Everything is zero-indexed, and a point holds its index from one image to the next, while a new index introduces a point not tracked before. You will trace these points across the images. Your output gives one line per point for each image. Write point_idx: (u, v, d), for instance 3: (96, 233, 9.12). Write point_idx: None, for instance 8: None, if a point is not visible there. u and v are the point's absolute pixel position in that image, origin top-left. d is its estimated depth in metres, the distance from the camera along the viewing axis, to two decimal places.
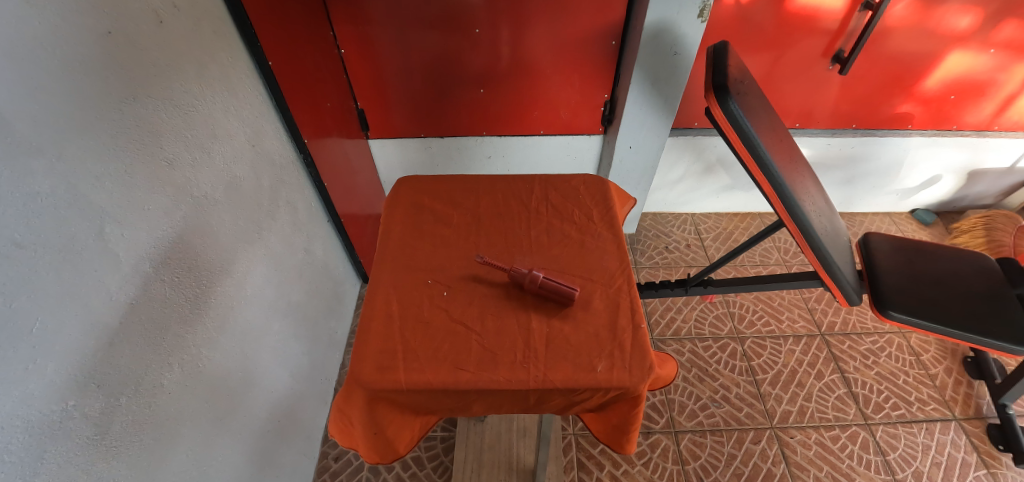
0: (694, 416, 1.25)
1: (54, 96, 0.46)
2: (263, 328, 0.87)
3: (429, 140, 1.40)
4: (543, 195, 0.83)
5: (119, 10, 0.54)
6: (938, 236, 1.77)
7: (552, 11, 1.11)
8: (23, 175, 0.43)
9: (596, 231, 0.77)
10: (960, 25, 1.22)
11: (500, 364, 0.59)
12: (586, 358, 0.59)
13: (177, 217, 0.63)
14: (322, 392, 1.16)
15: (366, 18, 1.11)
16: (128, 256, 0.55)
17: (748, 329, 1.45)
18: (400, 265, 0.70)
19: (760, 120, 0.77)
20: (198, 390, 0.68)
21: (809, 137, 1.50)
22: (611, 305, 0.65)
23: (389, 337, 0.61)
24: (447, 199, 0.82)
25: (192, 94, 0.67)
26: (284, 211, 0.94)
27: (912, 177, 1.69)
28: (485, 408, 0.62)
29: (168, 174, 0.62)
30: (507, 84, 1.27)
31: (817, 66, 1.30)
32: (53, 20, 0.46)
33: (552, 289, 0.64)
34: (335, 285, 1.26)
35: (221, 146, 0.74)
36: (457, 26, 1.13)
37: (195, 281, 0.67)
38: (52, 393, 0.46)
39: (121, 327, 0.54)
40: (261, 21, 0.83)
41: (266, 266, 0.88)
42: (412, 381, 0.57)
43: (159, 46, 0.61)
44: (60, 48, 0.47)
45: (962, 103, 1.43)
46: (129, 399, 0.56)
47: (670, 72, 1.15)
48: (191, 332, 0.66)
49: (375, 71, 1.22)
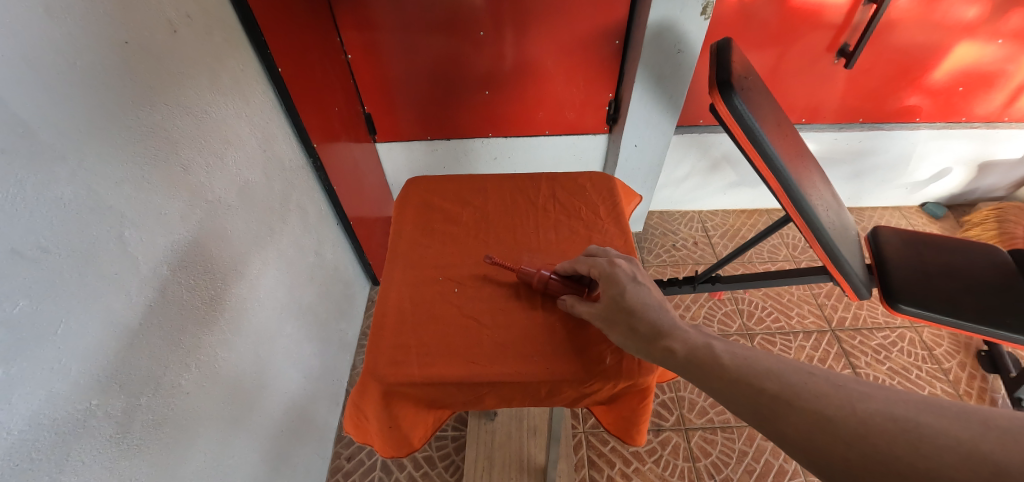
0: (704, 413, 1.25)
1: (76, 105, 0.48)
2: (276, 330, 0.88)
3: (436, 143, 1.42)
4: (550, 192, 0.84)
5: (135, 22, 0.56)
6: (950, 230, 1.74)
7: (555, 12, 1.12)
8: (45, 181, 0.45)
9: (604, 227, 0.77)
10: (967, 16, 1.22)
11: (511, 357, 0.59)
12: (595, 350, 0.60)
13: (192, 221, 0.65)
14: (334, 393, 1.17)
15: (372, 23, 1.12)
16: (146, 260, 0.57)
17: (758, 326, 1.44)
18: (411, 262, 0.71)
19: (765, 116, 0.77)
20: (215, 390, 0.69)
21: (815, 132, 1.49)
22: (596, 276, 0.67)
23: (402, 332, 0.62)
24: (455, 198, 0.83)
25: (206, 101, 0.68)
26: (294, 214, 0.96)
27: (922, 170, 1.67)
28: (496, 402, 0.62)
29: (183, 179, 0.64)
30: (511, 86, 1.28)
31: (822, 60, 1.30)
32: (73, 31, 0.48)
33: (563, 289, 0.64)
34: (345, 287, 1.28)
35: (234, 151, 0.75)
36: (461, 29, 1.14)
37: (210, 284, 0.68)
38: (75, 392, 0.48)
39: (140, 329, 0.56)
40: (270, 28, 0.84)
41: (277, 268, 0.89)
42: (426, 375, 0.58)
43: (174, 54, 0.62)
44: (80, 59, 0.48)
45: (972, 94, 1.42)
46: (148, 400, 0.57)
47: (674, 69, 1.15)
48: (207, 334, 0.68)
49: (382, 75, 1.23)
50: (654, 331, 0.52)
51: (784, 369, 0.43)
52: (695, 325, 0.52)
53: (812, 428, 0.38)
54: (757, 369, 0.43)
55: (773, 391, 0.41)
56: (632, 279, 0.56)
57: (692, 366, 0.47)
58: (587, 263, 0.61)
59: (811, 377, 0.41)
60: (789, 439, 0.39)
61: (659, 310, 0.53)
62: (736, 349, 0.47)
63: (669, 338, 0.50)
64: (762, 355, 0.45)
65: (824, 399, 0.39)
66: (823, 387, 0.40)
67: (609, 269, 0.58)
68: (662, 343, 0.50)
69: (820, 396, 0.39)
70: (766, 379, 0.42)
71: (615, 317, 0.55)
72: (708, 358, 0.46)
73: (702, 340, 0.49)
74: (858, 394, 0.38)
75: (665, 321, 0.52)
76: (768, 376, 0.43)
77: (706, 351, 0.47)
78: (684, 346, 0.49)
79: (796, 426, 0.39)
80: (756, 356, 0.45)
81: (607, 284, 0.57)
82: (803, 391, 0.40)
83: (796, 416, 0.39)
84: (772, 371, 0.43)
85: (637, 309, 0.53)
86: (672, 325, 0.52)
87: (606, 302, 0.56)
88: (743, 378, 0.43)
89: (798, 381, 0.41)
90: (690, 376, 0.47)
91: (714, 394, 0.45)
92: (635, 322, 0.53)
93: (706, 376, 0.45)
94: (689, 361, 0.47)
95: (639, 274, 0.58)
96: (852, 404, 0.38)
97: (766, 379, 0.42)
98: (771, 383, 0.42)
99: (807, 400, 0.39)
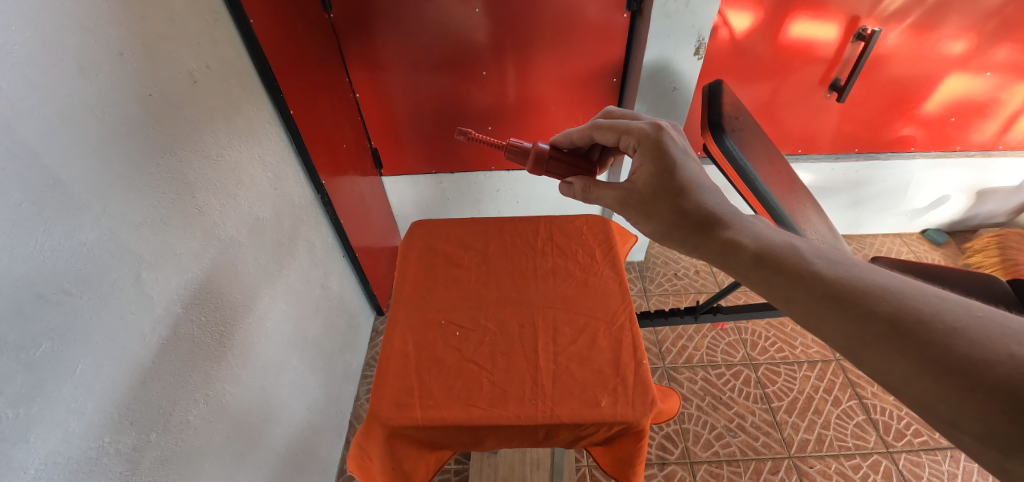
0: (709, 445, 1.23)
1: (103, 157, 0.51)
2: (282, 363, 0.90)
3: (440, 176, 1.46)
4: (548, 235, 0.86)
5: (159, 75, 0.59)
6: (952, 256, 1.75)
7: (554, 51, 1.16)
8: (71, 228, 0.47)
9: (600, 269, 0.79)
10: (955, 49, 1.25)
11: (510, 400, 0.61)
12: (591, 393, 0.61)
13: (205, 259, 0.67)
14: (337, 425, 1.17)
15: (379, 65, 1.17)
16: (161, 299, 0.59)
17: (762, 355, 1.43)
18: (415, 305, 0.73)
19: (757, 155, 0.80)
20: (221, 425, 0.70)
21: (811, 162, 1.52)
22: (599, 155, 0.79)
23: (406, 374, 0.64)
24: (457, 240, 0.85)
25: (222, 145, 0.72)
26: (302, 248, 0.99)
27: (920, 197, 1.69)
28: (496, 443, 0.63)
29: (198, 219, 0.66)
30: (514, 119, 1.32)
31: (816, 93, 1.34)
32: (103, 87, 0.51)
33: (562, 170, 0.74)
34: (349, 319, 1.29)
35: (246, 191, 0.79)
36: (465, 67, 1.19)
37: (219, 319, 0.70)
38: (89, 430, 0.49)
39: (153, 366, 0.58)
40: (284, 73, 0.89)
41: (285, 303, 0.92)
42: (428, 418, 0.59)
43: (194, 103, 0.66)
44: (108, 112, 0.52)
45: (965, 123, 1.45)
46: (157, 435, 0.58)
47: (670, 105, 1.20)
48: (215, 369, 0.69)
49: (388, 113, 1.28)
50: (711, 222, 0.53)
51: (906, 293, 0.38)
52: (757, 219, 0.53)
53: (944, 369, 0.33)
54: (867, 290, 0.39)
55: (890, 317, 0.37)
56: (682, 154, 0.59)
57: (762, 259, 0.46)
58: (633, 136, 0.64)
59: (944, 305, 0.36)
60: (895, 373, 0.36)
61: (710, 192, 0.56)
62: (835, 259, 0.43)
63: (729, 229, 0.51)
64: (875, 272, 0.41)
65: (967, 337, 0.34)
66: (965, 323, 0.34)
67: (658, 137, 0.61)
68: (721, 235, 0.51)
69: (960, 331, 0.34)
70: (880, 301, 0.38)
71: (663, 199, 0.57)
72: (797, 266, 0.44)
73: (781, 239, 0.47)
74: (1012, 335, 0.32)
75: (723, 210, 0.54)
76: (883, 298, 0.38)
77: (787, 249, 0.46)
78: (754, 241, 0.48)
79: (919, 364, 0.34)
80: (866, 272, 0.41)
81: (658, 157, 0.59)
82: (936, 323, 0.35)
83: (921, 350, 0.35)
84: (890, 292, 0.38)
85: (693, 197, 0.55)
86: (733, 217, 0.52)
87: (656, 181, 0.58)
88: (849, 295, 0.39)
89: (926, 309, 0.36)
90: (765, 271, 0.46)
91: (797, 298, 0.42)
92: (688, 207, 0.55)
93: (794, 278, 0.43)
94: (764, 259, 0.46)
95: (686, 147, 0.62)
96: (1006, 348, 0.32)
97: (880, 301, 0.38)
98: (888, 307, 0.38)
99: (943, 336, 0.34)
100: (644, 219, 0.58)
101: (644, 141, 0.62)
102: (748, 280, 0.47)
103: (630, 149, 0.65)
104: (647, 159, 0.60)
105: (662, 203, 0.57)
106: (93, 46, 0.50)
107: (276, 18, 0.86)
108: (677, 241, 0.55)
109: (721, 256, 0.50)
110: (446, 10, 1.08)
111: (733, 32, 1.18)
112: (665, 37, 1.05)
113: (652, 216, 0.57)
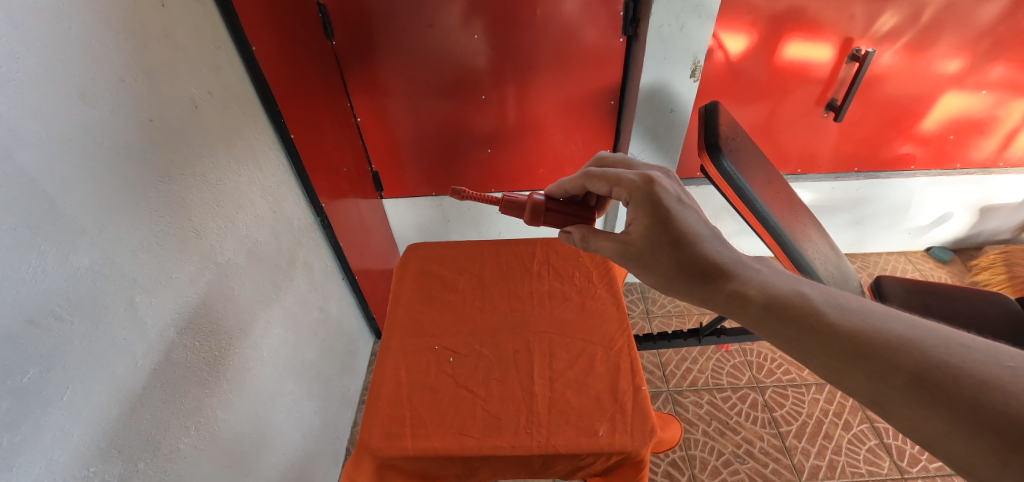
0: (717, 473, 1.19)
1: (102, 182, 0.51)
2: (277, 389, 0.88)
3: (441, 198, 1.47)
4: (544, 258, 0.85)
5: (160, 100, 0.60)
6: (958, 274, 1.74)
7: (552, 75, 1.18)
8: (66, 251, 0.47)
9: (597, 293, 0.78)
10: (950, 68, 1.26)
11: (505, 429, 0.59)
12: (588, 421, 0.60)
13: (201, 283, 0.67)
14: (333, 453, 1.15)
15: (380, 90, 1.19)
16: (155, 324, 0.59)
17: (768, 378, 1.40)
18: (409, 330, 0.72)
19: (754, 175, 0.80)
20: (211, 454, 0.68)
21: (811, 181, 1.53)
22: (597, 199, 0.78)
23: (398, 403, 0.62)
24: (454, 265, 0.84)
25: (222, 169, 0.73)
26: (300, 271, 0.98)
27: (923, 215, 1.69)
28: (491, 474, 0.61)
29: (194, 243, 0.66)
30: (513, 142, 1.33)
31: (812, 113, 1.34)
32: (104, 114, 0.52)
33: (560, 219, 0.74)
34: (348, 342, 1.28)
35: (244, 214, 0.79)
36: (464, 91, 1.20)
37: (213, 344, 0.70)
38: (75, 459, 0.48)
39: (143, 393, 0.57)
40: (285, 97, 0.90)
41: (282, 328, 0.91)
42: (420, 448, 0.57)
43: (195, 128, 0.67)
44: (109, 139, 0.52)
45: (964, 141, 1.45)
46: (146, 464, 0.56)
47: (668, 127, 1.21)
48: (208, 395, 0.68)
49: (389, 137, 1.30)
50: (715, 272, 0.53)
51: (928, 342, 0.37)
52: (761, 265, 0.53)
53: (978, 426, 0.32)
54: (887, 341, 0.39)
55: (916, 369, 0.36)
56: (677, 203, 0.58)
57: (772, 311, 0.46)
58: (623, 188, 0.62)
59: (973, 355, 0.35)
60: (926, 429, 0.35)
61: (710, 240, 0.56)
62: (848, 307, 0.43)
63: (734, 280, 0.51)
64: (892, 320, 0.40)
65: (1004, 394, 0.32)
66: (997, 377, 0.33)
67: (649, 189, 0.59)
68: (726, 286, 0.51)
69: (993, 385, 0.33)
70: (905, 353, 0.37)
71: (662, 252, 0.56)
72: (808, 314, 0.44)
73: (788, 287, 0.47)
74: None
75: (727, 259, 0.54)
76: (908, 349, 0.37)
77: (794, 296, 0.46)
78: (761, 291, 0.48)
79: (951, 421, 0.33)
80: (883, 320, 0.41)
81: (652, 209, 0.58)
82: (966, 377, 0.34)
83: (952, 405, 0.34)
84: (913, 342, 0.38)
85: (696, 248, 0.55)
86: (738, 264, 0.53)
87: (652, 236, 0.57)
88: (870, 346, 0.39)
89: (952, 359, 0.36)
90: (776, 324, 0.45)
91: (811, 351, 0.42)
92: (687, 261, 0.54)
93: (807, 329, 0.43)
94: (773, 309, 0.46)
95: (680, 195, 0.60)
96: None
97: (905, 353, 0.37)
98: (911, 358, 0.37)
99: (973, 390, 0.33)
100: (647, 274, 0.57)
101: (635, 193, 0.60)
102: (761, 332, 0.47)
103: (622, 201, 0.63)
104: (641, 211, 0.59)
105: (661, 257, 0.56)
106: (95, 74, 0.51)
107: (279, 44, 0.88)
108: (681, 292, 0.55)
109: (726, 309, 0.50)
110: (446, 36, 1.10)
111: (728, 54, 1.20)
112: (661, 60, 1.07)
113: (652, 270, 0.57)
